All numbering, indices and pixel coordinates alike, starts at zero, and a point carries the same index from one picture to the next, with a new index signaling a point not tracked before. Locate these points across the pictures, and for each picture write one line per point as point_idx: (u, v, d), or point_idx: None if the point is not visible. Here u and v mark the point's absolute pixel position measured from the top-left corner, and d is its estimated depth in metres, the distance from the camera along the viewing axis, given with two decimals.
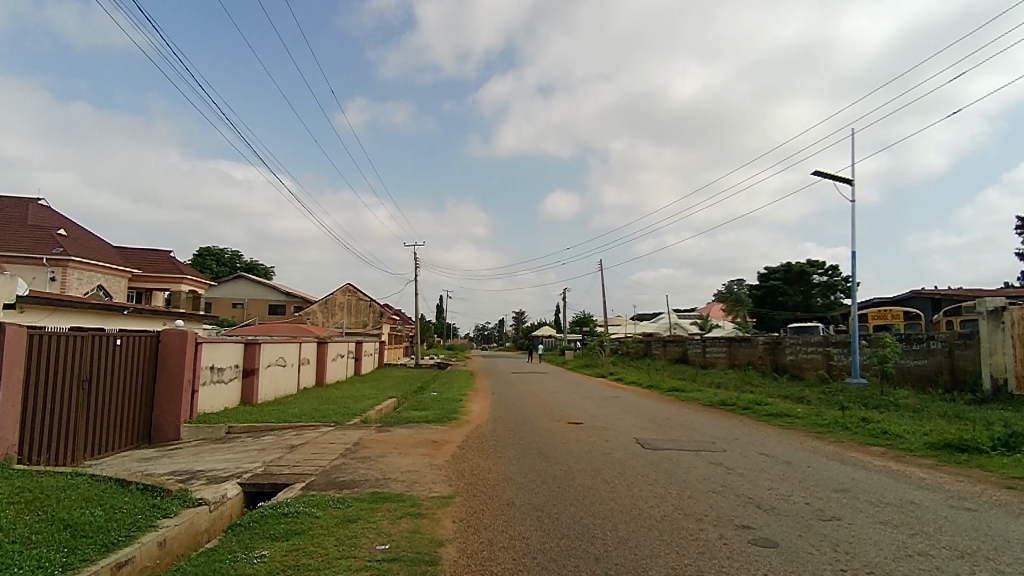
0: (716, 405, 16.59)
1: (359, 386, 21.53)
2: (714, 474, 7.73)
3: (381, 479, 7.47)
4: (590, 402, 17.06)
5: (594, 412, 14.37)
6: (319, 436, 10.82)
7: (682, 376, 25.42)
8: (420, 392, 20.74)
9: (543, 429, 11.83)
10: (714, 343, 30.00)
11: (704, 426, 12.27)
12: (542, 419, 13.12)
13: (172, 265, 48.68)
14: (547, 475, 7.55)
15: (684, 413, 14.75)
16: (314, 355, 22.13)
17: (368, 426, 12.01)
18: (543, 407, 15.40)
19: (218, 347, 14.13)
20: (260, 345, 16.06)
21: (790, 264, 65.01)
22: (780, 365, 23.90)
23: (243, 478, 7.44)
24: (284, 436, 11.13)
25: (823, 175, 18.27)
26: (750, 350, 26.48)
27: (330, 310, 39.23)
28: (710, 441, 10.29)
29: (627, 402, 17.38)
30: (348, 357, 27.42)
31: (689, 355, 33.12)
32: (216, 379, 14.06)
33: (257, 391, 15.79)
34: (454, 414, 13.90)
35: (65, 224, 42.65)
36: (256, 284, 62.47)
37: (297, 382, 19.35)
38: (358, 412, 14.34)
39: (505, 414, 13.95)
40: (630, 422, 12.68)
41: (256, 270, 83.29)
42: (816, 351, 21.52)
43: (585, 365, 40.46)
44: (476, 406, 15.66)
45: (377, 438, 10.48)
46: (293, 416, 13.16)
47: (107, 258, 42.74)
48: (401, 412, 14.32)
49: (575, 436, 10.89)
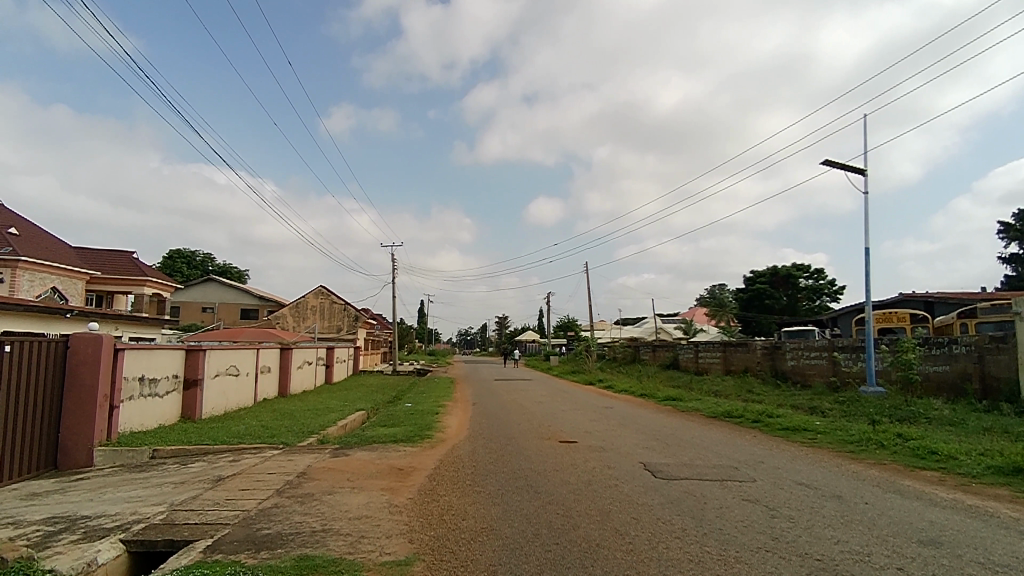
0: (722, 417, 14.91)
1: (325, 396, 19.52)
2: (755, 517, 5.99)
3: (317, 533, 5.55)
4: (582, 414, 15.31)
5: (590, 427, 12.60)
6: (259, 463, 8.87)
7: (676, 384, 23.73)
8: (393, 403, 18.78)
9: (531, 449, 10.03)
10: (708, 348, 28.43)
11: (717, 444, 10.58)
12: (529, 437, 11.32)
13: (135, 266, 46.02)
14: (540, 523, 5.75)
15: (689, 428, 13.02)
16: (277, 363, 20.07)
17: (322, 449, 10.06)
18: (529, 421, 13.63)
19: (151, 354, 12.09)
20: (206, 352, 14.03)
21: (777, 267, 64.16)
22: (781, 371, 22.43)
23: (130, 536, 5.45)
24: (218, 461, 9.15)
25: (831, 164, 16.71)
26: (747, 356, 24.91)
27: (301, 315, 37.00)
28: (733, 465, 8.58)
29: (623, 413, 15.65)
30: (317, 364, 25.32)
31: (680, 361, 31.56)
32: (147, 393, 11.97)
33: (202, 404, 13.74)
34: (427, 431, 11.99)
35: (17, 223, 39.89)
36: (228, 287, 59.92)
37: (255, 393, 17.28)
38: (315, 429, 12.37)
39: (486, 431, 12.09)
40: (631, 440, 10.90)
41: (230, 273, 80.53)
42: (822, 358, 19.99)
43: (570, 371, 38.76)
44: (453, 421, 13.78)
45: (329, 467, 8.54)
46: (237, 436, 11.15)
47: (62, 258, 40.03)
48: (367, 429, 12.42)
49: (569, 458, 9.12)
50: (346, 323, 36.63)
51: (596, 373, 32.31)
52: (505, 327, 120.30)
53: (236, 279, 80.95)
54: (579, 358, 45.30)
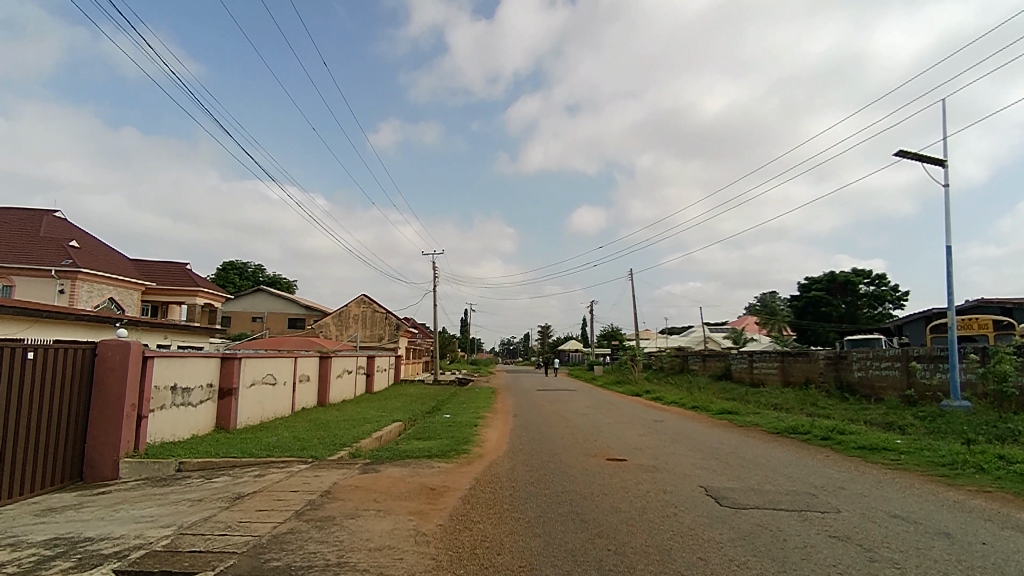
0: (785, 433, 13.62)
1: (363, 407, 19.09)
2: (849, 561, 4.97)
3: (331, 568, 4.82)
4: (631, 428, 14.30)
5: (641, 444, 11.60)
6: (284, 479, 8.29)
7: (731, 396, 22.31)
8: (432, 413, 18.17)
9: (577, 467, 9.15)
10: (764, 358, 26.79)
11: (786, 465, 9.46)
12: (574, 453, 10.43)
13: (187, 277, 47.34)
14: (588, 562, 4.88)
15: (751, 445, 11.84)
16: (316, 372, 19.78)
17: (353, 463, 9.45)
18: (574, 435, 12.75)
19: (184, 363, 11.80)
20: (242, 360, 13.72)
21: (834, 273, 61.06)
22: (847, 383, 20.78)
23: (125, 566, 4.86)
24: (242, 477, 8.63)
25: (906, 155, 15.22)
26: (809, 366, 23.23)
27: (344, 324, 37.06)
28: (809, 492, 7.50)
29: (676, 428, 14.55)
30: (358, 373, 25.03)
31: (733, 371, 29.96)
32: (180, 402, 11.67)
33: (237, 414, 13.40)
34: (465, 446, 11.24)
35: (78, 236, 41.61)
36: (276, 297, 61.13)
37: (292, 403, 16.94)
38: (348, 442, 11.79)
39: (528, 446, 11.25)
40: (687, 459, 9.87)
41: (279, 284, 82.52)
42: (894, 368, 18.32)
43: (616, 381, 37.46)
44: (493, 434, 13.00)
45: (357, 484, 7.87)
46: (267, 448, 10.68)
47: (119, 270, 41.47)
48: (402, 443, 11.77)
49: (620, 479, 8.21)
50: (388, 331, 36.47)
51: (644, 384, 31.03)
52: (548, 336, 119.19)
53: (285, 289, 82.81)
54: (624, 368, 43.90)
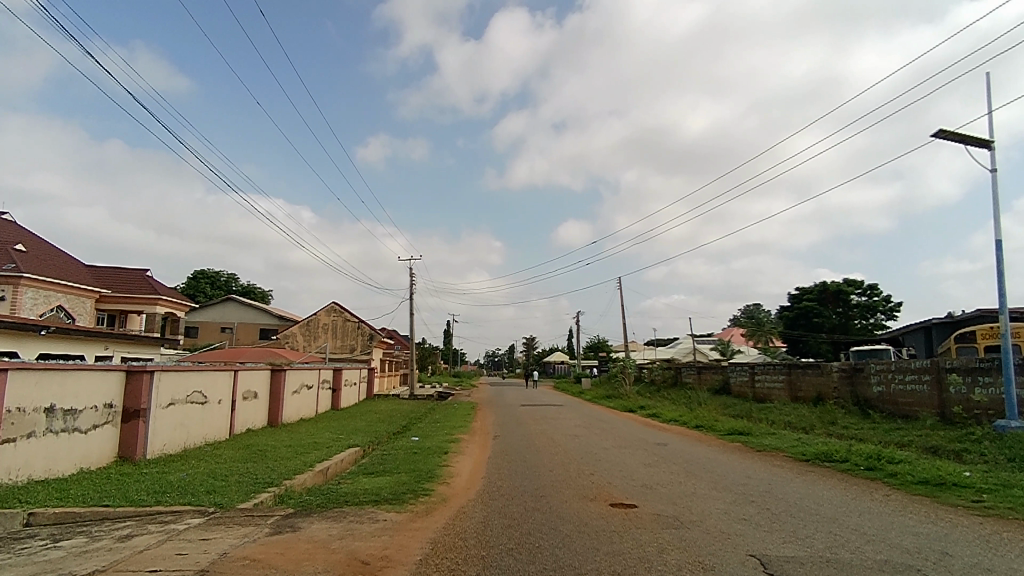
0: (815, 462, 11.39)
1: (318, 428, 16.51)
2: None
3: None
4: (632, 455, 11.95)
5: (651, 480, 9.25)
6: (153, 546, 5.77)
7: (736, 413, 20.07)
8: (399, 436, 15.66)
9: (572, 520, 6.75)
10: (768, 371, 24.64)
11: (847, 515, 7.17)
12: (568, 495, 8.03)
13: (147, 285, 44.26)
14: None
15: (784, 481, 9.54)
16: (264, 387, 17.18)
17: (268, 515, 6.99)
18: (566, 467, 10.33)
19: (66, 377, 9.22)
20: (156, 373, 11.14)
21: (826, 283, 59.81)
22: (866, 399, 18.72)
23: None
24: (98, 540, 6.08)
25: (946, 135, 13.21)
26: (820, 380, 21.08)
27: (313, 334, 34.34)
28: (912, 568, 5.19)
29: (684, 455, 12.27)
30: (320, 388, 22.36)
31: (733, 386, 27.84)
32: (59, 428, 9.06)
33: (147, 440, 10.79)
34: (427, 484, 8.83)
35: (26, 239, 38.50)
36: (246, 306, 58.04)
37: (230, 424, 14.32)
38: (279, 479, 9.25)
39: (508, 485, 8.84)
40: (714, 505, 7.53)
41: (254, 294, 79.32)
42: (923, 383, 16.22)
43: (605, 396, 35.11)
44: (465, 465, 10.55)
45: (254, 559, 5.42)
46: (163, 489, 8.11)
47: (69, 276, 38.33)
48: (348, 479, 9.30)
49: (637, 545, 5.82)
50: (360, 343, 33.78)
51: (637, 399, 28.75)
52: (533, 347, 116.93)
53: (259, 299, 79.51)
54: (614, 382, 41.65)
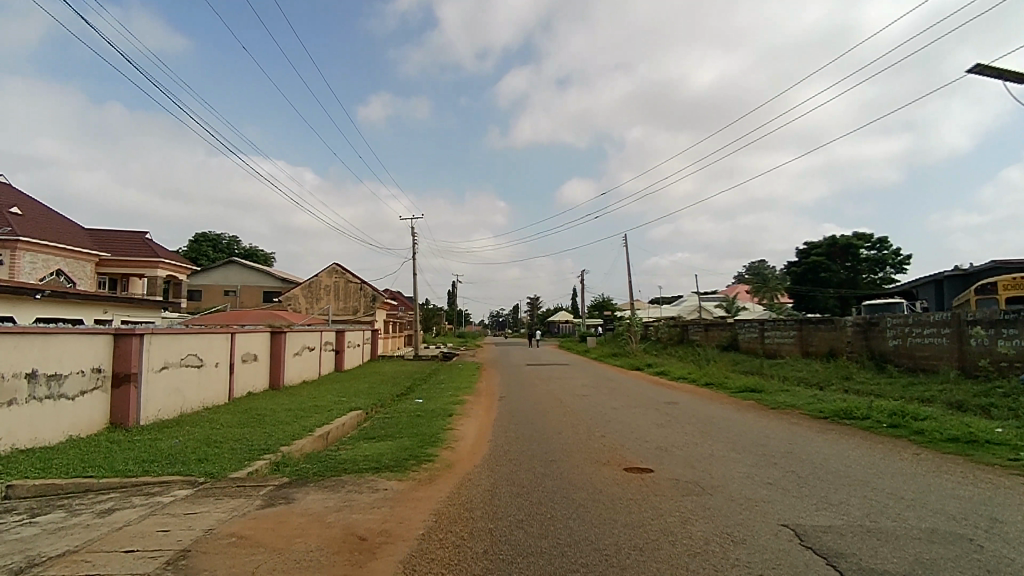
0: (834, 420, 10.94)
1: (321, 391, 16.16)
2: None
3: None
4: (644, 416, 11.49)
5: (665, 442, 8.80)
6: (133, 522, 5.32)
7: (747, 370, 19.65)
8: (402, 399, 15.28)
9: (586, 488, 6.28)
10: (778, 327, 24.10)
11: (880, 478, 6.69)
12: (580, 460, 7.57)
13: (147, 248, 43.71)
14: None
15: (806, 441, 9.07)
16: (264, 350, 16.76)
17: (263, 486, 6.54)
18: (575, 429, 9.88)
19: (48, 341, 8.72)
20: (145, 336, 10.65)
21: (834, 236, 58.93)
22: (882, 353, 18.24)
23: None
24: (77, 516, 5.64)
25: (982, 71, 12.29)
26: (834, 335, 20.56)
27: (315, 296, 33.87)
28: (965, 538, 4.70)
29: (697, 414, 11.82)
30: (323, 350, 22.00)
31: (741, 342, 27.43)
32: (43, 395, 8.62)
33: (139, 406, 10.38)
34: (431, 449, 8.40)
35: (21, 203, 37.79)
36: (248, 269, 57.59)
37: (228, 388, 13.94)
38: (276, 445, 8.84)
39: (516, 449, 8.40)
40: (736, 469, 7.06)
41: (256, 257, 78.78)
42: (942, 337, 15.68)
43: (611, 354, 34.83)
44: (471, 428, 10.14)
45: (242, 537, 4.94)
46: (152, 457, 7.69)
47: (67, 239, 37.77)
48: (349, 444, 8.89)
49: (658, 515, 5.34)
50: (363, 304, 33.34)
51: (644, 357, 28.41)
52: (537, 307, 116.80)
53: (261, 261, 79.04)
54: (619, 340, 41.38)
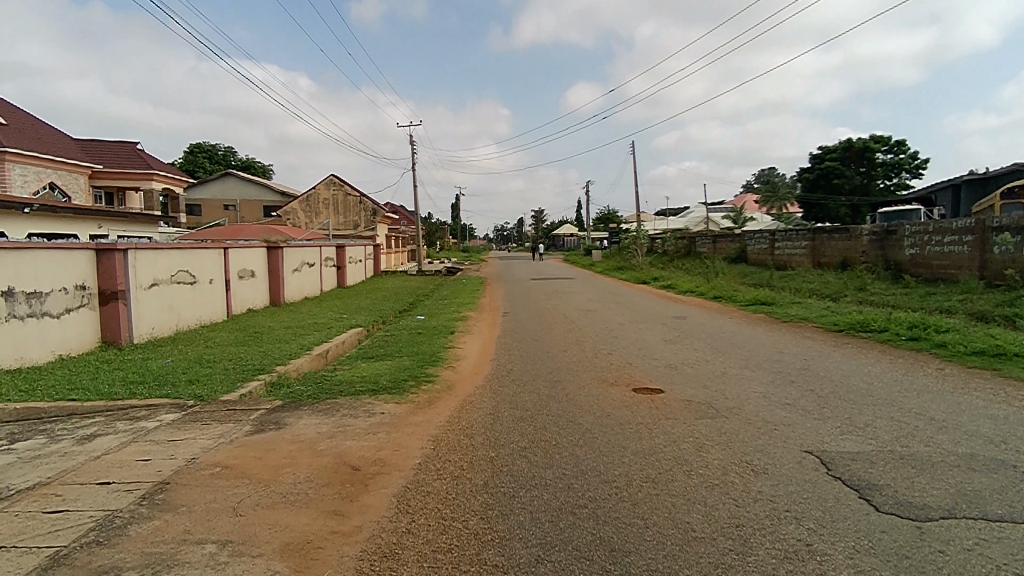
0: (849, 334, 10.57)
1: (321, 308, 15.88)
2: None
3: None
4: (651, 332, 11.13)
5: (675, 360, 8.44)
6: (112, 450, 5.02)
7: (756, 282, 19.18)
8: (404, 315, 14.98)
9: (594, 411, 5.94)
10: (790, 237, 23.40)
11: (904, 397, 6.32)
12: (586, 380, 7.22)
13: (140, 161, 42.40)
14: None
15: (822, 356, 8.70)
16: (261, 265, 16.32)
17: (254, 409, 6.23)
18: (581, 347, 9.53)
19: (22, 258, 8.23)
20: (130, 252, 10.15)
21: (850, 141, 56.72)
22: (897, 263, 17.68)
23: None
24: (56, 443, 5.35)
25: None
26: (847, 245, 19.89)
27: (314, 210, 33.06)
28: (1007, 466, 4.32)
29: (707, 329, 11.44)
30: (324, 265, 21.58)
31: (750, 253, 26.84)
32: (24, 314, 8.24)
33: (131, 324, 10.06)
34: (431, 369, 8.07)
35: (4, 113, 36.19)
36: (246, 182, 56.29)
37: (226, 305, 13.63)
38: (271, 365, 8.54)
39: (519, 368, 8.06)
40: (751, 388, 6.69)
41: (255, 170, 76.94)
42: (964, 245, 15.04)
43: (616, 267, 34.38)
44: (473, 346, 9.80)
45: (227, 467, 4.63)
46: (141, 379, 7.40)
47: (57, 152, 36.56)
48: (347, 363, 8.58)
49: (671, 441, 5.00)
50: (363, 219, 32.61)
51: (650, 270, 27.97)
52: (542, 220, 115.41)
53: (260, 174, 77.32)
54: (625, 253, 40.84)
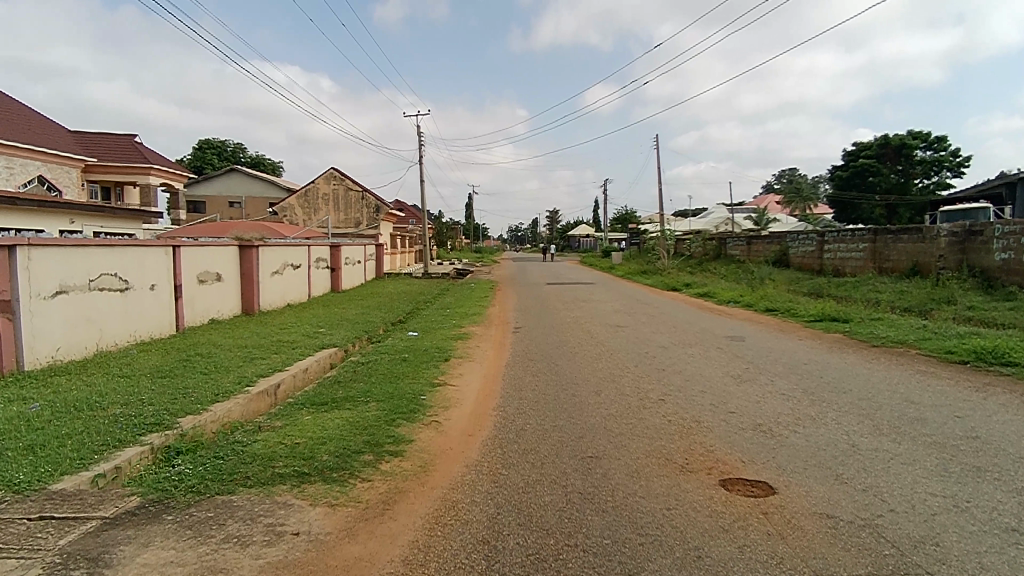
0: (979, 369, 7.78)
1: (298, 319, 13.37)
2: None
3: None
4: (710, 361, 8.41)
5: (762, 416, 5.74)
6: None
7: (812, 291, 16.33)
8: (394, 331, 12.42)
9: (673, 547, 3.28)
10: (843, 239, 20.46)
11: None
12: (640, 460, 4.57)
13: (138, 153, 40.38)
14: None
15: (977, 411, 5.95)
16: (231, 267, 13.79)
17: (84, 521, 3.70)
18: (620, 387, 6.87)
19: None
20: (20, 250, 7.65)
21: (887, 137, 53.34)
22: (986, 270, 14.75)
23: None
24: None
25: None
26: (919, 248, 16.93)
27: (312, 206, 30.65)
28: None
29: (780, 358, 8.70)
30: (313, 267, 19.11)
31: (794, 257, 23.91)
32: None
33: (20, 347, 7.60)
34: (405, 427, 5.49)
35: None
36: (252, 178, 54.32)
37: (177, 316, 11.17)
38: (179, 413, 5.97)
39: (534, 429, 5.44)
40: (923, 491, 3.99)
41: (264, 166, 75.43)
42: None
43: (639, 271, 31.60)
44: (470, 384, 7.17)
45: None
46: None
47: (47, 143, 34.53)
48: (287, 411, 5.99)
49: None
50: (365, 216, 30.16)
51: (679, 274, 25.18)
52: (556, 221, 112.51)
53: (268, 170, 75.36)
54: (646, 256, 37.97)
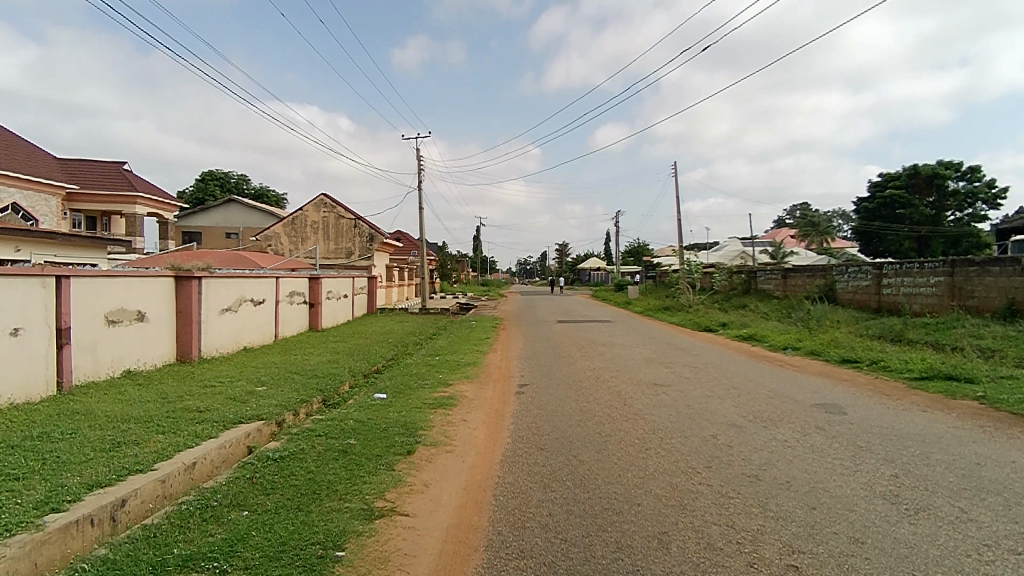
0: None
1: (242, 370, 10.40)
2: None
3: None
4: (823, 457, 5.33)
5: None
6: None
7: (889, 335, 13.22)
8: (360, 390, 9.41)
9: None
10: (907, 272, 17.38)
11: None
12: None
13: (125, 181, 38.29)
14: None
15: None
16: (161, 303, 10.91)
17: None
18: (705, 532, 3.80)
19: None
20: None
21: (915, 166, 50.43)
22: None
23: None
24: None
25: None
26: (1015, 283, 13.82)
27: (300, 235, 28.05)
28: None
29: (930, 451, 5.59)
30: (284, 303, 16.20)
31: (843, 293, 20.78)
32: None
33: None
34: None
35: None
36: (250, 208, 52.20)
37: (61, 369, 8.25)
38: None
39: None
40: None
41: (268, 197, 73.75)
42: None
43: (659, 307, 28.58)
44: (436, 518, 4.11)
45: None
46: None
47: (27, 169, 32.39)
48: None
49: None
50: (358, 245, 27.46)
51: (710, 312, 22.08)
52: (566, 253, 109.89)
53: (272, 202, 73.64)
54: (666, 290, 34.93)
